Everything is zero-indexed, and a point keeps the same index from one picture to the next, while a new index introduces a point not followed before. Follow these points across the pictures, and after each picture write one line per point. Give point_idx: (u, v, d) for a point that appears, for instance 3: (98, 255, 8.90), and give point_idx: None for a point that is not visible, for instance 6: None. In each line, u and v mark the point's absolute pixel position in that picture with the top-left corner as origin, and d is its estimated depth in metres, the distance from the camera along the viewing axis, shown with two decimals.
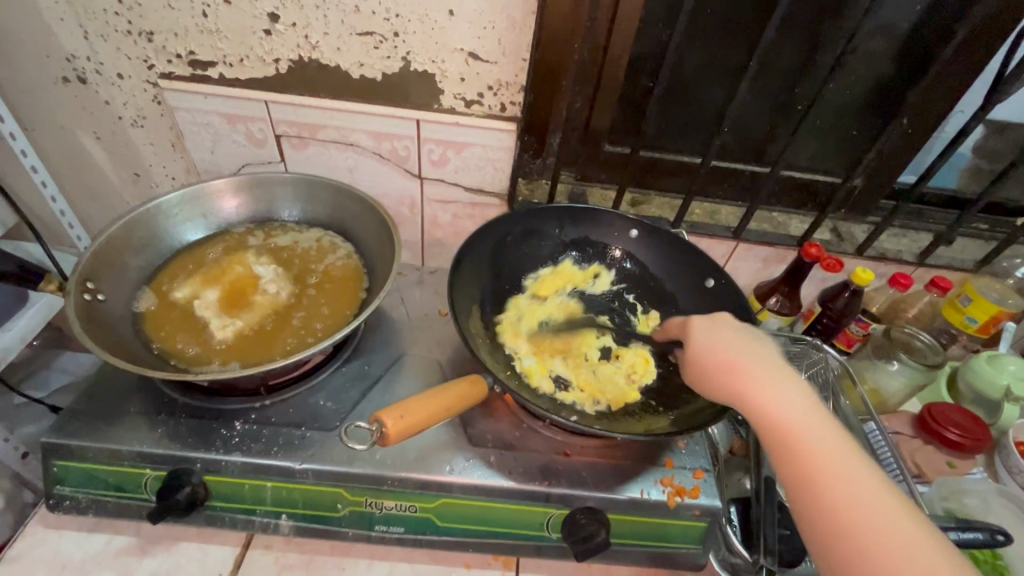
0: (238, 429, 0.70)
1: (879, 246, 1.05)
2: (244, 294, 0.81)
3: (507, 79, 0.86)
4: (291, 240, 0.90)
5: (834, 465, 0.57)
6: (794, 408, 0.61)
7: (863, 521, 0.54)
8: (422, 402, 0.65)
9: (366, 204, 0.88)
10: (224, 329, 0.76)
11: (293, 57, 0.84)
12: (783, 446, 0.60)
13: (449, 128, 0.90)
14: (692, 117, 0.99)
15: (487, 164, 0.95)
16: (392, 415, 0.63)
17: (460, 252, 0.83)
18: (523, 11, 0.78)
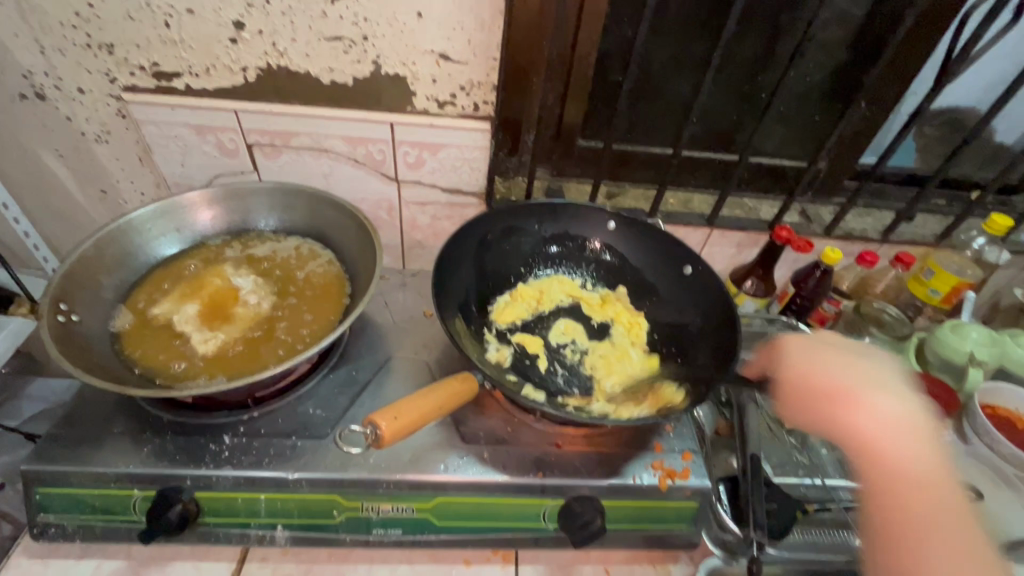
0: (227, 443, 0.70)
1: (845, 226, 1.09)
2: (224, 306, 0.80)
3: (479, 79, 0.86)
4: (269, 249, 0.89)
5: (924, 482, 0.59)
6: (888, 428, 0.62)
7: (933, 537, 0.57)
8: (415, 401, 0.66)
9: (344, 208, 0.87)
10: (207, 343, 0.75)
11: (260, 64, 0.83)
12: (870, 465, 0.62)
13: (423, 130, 0.90)
14: (661, 108, 1.01)
15: (462, 164, 0.95)
16: (386, 417, 0.63)
17: (442, 253, 0.83)
18: (491, 10, 0.79)
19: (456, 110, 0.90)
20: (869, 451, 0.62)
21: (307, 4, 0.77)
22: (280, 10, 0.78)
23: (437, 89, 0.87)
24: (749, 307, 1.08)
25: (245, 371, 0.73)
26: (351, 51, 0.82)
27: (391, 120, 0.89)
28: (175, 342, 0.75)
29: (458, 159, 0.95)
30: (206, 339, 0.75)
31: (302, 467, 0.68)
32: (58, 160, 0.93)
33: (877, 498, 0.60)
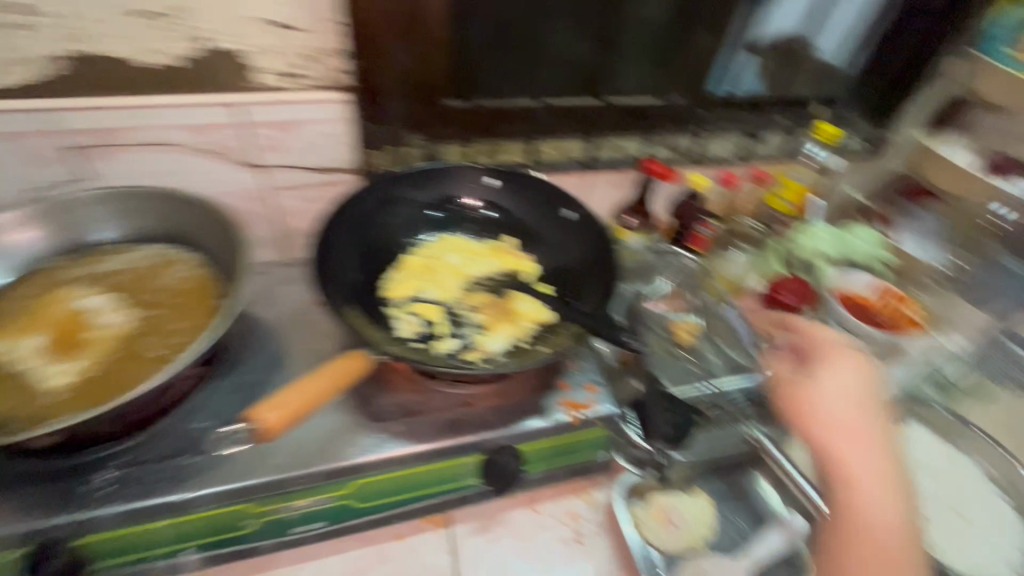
0: (106, 478, 0.63)
1: (708, 152, 1.17)
2: (72, 334, 0.71)
3: (325, 46, 0.82)
4: (120, 262, 0.80)
5: (885, 527, 0.61)
6: (872, 471, 0.64)
7: (874, 483, 0.63)
8: (293, 391, 0.67)
9: (197, 204, 0.80)
10: (59, 376, 0.66)
11: (65, 53, 0.73)
12: (845, 494, 0.64)
13: (274, 108, 0.84)
14: (524, 59, 1.01)
15: (325, 139, 0.90)
16: (265, 411, 0.64)
17: (322, 234, 0.80)
18: None
19: (307, 83, 0.84)
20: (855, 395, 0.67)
21: None
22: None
23: (280, 61, 0.81)
24: (638, 244, 1.11)
25: (108, 397, 0.65)
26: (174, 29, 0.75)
27: (237, 102, 0.82)
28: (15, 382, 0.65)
29: (321, 136, 0.90)
30: (53, 372, 0.67)
31: (198, 484, 0.63)
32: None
33: (841, 493, 0.64)
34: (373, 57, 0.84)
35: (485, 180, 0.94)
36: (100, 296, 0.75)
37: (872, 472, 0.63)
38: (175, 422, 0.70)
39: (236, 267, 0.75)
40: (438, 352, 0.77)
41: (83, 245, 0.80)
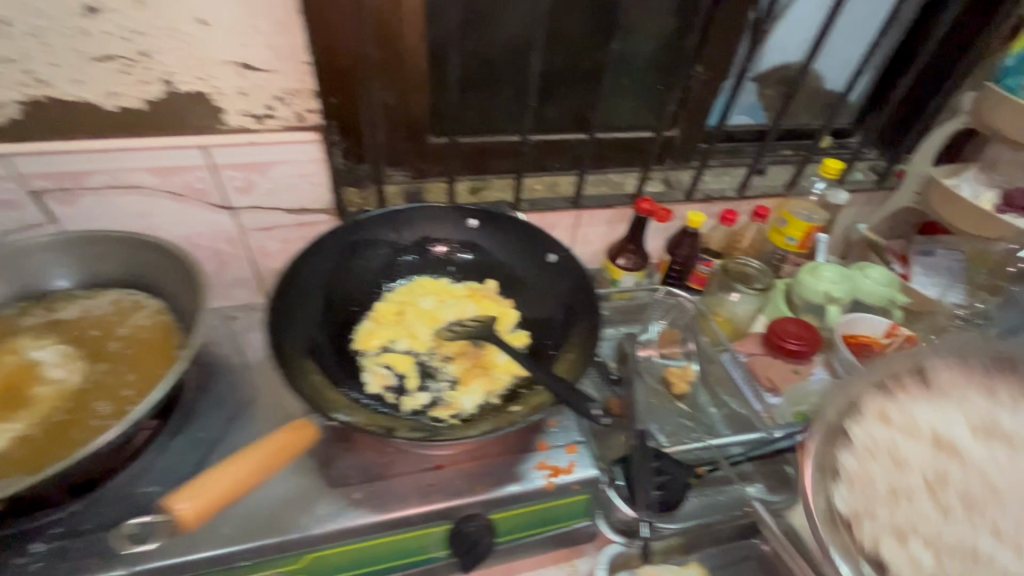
0: (41, 550, 0.60)
1: (704, 187, 1.12)
2: (15, 391, 0.67)
3: (294, 87, 0.78)
4: (77, 309, 0.77)
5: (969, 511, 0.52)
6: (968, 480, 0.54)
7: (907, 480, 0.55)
8: (223, 472, 0.63)
9: (158, 248, 0.76)
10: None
11: (20, 98, 0.70)
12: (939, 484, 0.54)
13: (243, 149, 0.81)
14: (506, 99, 0.98)
15: (299, 180, 0.87)
16: (187, 498, 0.60)
17: (281, 284, 0.76)
18: (286, 10, 0.71)
19: (275, 121, 0.81)
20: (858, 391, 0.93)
21: (59, 22, 0.65)
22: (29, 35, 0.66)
23: (247, 102, 0.78)
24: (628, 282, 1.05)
25: (46, 460, 0.61)
26: (133, 71, 0.71)
27: (204, 144, 0.79)
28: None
29: (291, 175, 0.86)
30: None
31: (138, 559, 0.59)
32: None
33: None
34: (347, 96, 0.82)
35: (467, 221, 0.91)
36: (50, 347, 0.72)
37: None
38: (121, 485, 0.65)
39: (193, 314, 0.71)
40: (405, 410, 0.72)
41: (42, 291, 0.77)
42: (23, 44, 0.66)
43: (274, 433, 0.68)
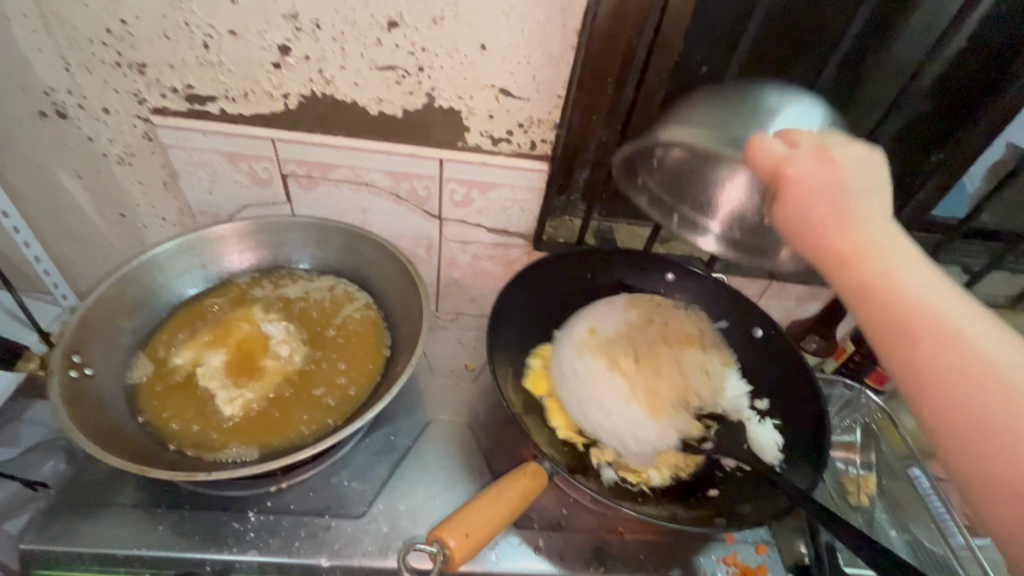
0: (253, 522, 0.63)
1: None
2: (249, 360, 0.73)
3: (539, 117, 0.79)
4: (299, 289, 0.82)
5: (939, 331, 0.42)
6: (915, 282, 0.44)
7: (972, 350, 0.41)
8: (483, 511, 0.58)
9: (384, 249, 0.79)
10: (232, 403, 0.68)
11: (304, 92, 0.76)
12: (889, 326, 0.44)
13: (475, 167, 0.83)
14: None
15: (513, 205, 0.88)
16: (456, 534, 0.56)
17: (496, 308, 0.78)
18: (562, 45, 0.72)
19: (507, 145, 0.82)
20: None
21: (362, 30, 0.70)
22: (333, 37, 0.71)
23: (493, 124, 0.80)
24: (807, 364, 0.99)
25: (274, 439, 0.66)
26: (403, 80, 0.75)
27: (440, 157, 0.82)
28: (201, 406, 0.68)
29: (506, 197, 0.88)
30: (229, 399, 0.68)
31: (340, 555, 0.61)
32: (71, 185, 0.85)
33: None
34: (575, 128, 0.80)
35: (668, 276, 0.87)
36: (276, 321, 0.77)
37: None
38: (323, 470, 0.68)
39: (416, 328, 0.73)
40: (594, 466, 0.70)
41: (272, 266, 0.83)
42: (324, 44, 0.72)
43: (518, 472, 0.63)
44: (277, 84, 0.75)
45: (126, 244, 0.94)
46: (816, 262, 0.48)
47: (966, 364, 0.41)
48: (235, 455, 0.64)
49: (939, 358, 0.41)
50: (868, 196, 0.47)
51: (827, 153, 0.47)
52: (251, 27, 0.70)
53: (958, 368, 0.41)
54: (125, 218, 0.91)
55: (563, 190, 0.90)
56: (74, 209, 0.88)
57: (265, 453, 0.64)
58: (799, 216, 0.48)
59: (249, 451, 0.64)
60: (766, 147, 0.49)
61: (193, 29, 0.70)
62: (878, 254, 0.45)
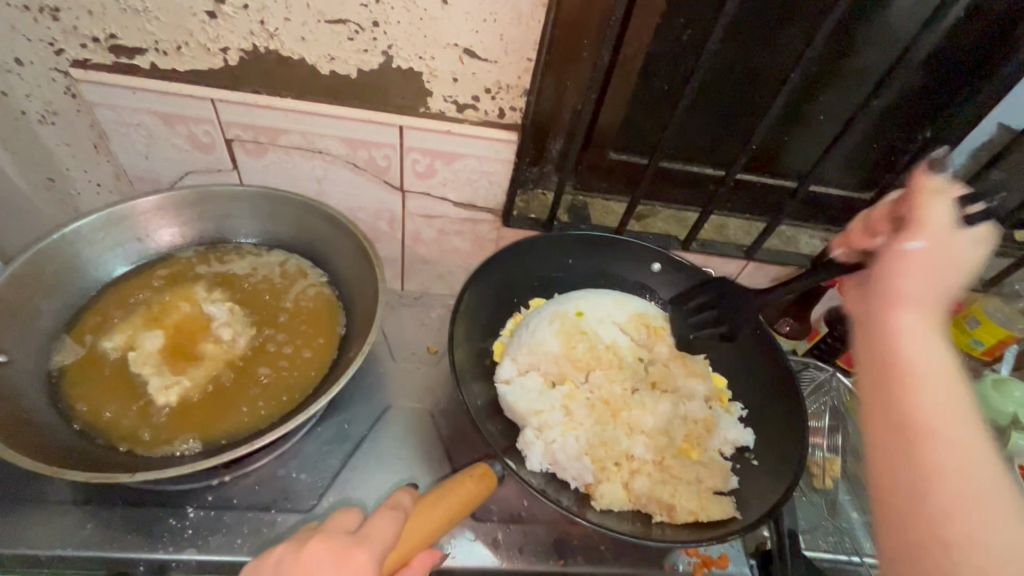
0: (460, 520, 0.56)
1: None
2: (571, 314, 0.66)
3: (873, 149, 0.80)
4: (595, 267, 0.74)
5: (907, 365, 0.40)
6: (943, 382, 0.39)
7: (937, 396, 0.39)
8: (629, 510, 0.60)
9: (703, 244, 0.82)
10: (506, 334, 0.68)
11: None
12: (883, 363, 0.41)
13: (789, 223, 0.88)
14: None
15: (801, 239, 0.88)
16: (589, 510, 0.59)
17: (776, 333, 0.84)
18: (931, 82, 0.73)
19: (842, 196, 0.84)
20: (882, 324, 0.42)
21: None
22: None
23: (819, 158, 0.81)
24: None
25: (575, 398, 0.61)
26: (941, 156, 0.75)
27: (765, 200, 0.84)
28: (509, 350, 0.64)
29: (807, 247, 0.87)
30: (537, 342, 0.63)
31: (590, 566, 0.55)
32: (304, 7, 0.58)
33: (900, 438, 0.39)
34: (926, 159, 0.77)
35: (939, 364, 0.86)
36: (597, 291, 0.69)
37: (976, 457, 0.37)
38: (580, 495, 0.57)
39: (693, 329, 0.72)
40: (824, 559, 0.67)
41: (556, 242, 0.73)
42: (720, 69, 0.70)
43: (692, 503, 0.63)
44: (640, 72, 0.70)
45: (304, 104, 0.65)
46: (879, 376, 0.41)
47: (913, 379, 0.40)
48: (534, 436, 0.58)
49: (903, 379, 0.40)
50: (967, 254, 0.43)
51: (947, 232, 0.43)
52: (841, 78, 0.72)
53: (902, 384, 0.40)
54: (331, 67, 0.63)
55: (873, 226, 0.87)
56: (268, 39, 0.61)
57: (568, 412, 0.60)
58: (899, 316, 0.42)
59: (551, 397, 0.61)
60: (932, 212, 0.44)
61: (735, 59, 0.69)
62: (940, 367, 0.40)
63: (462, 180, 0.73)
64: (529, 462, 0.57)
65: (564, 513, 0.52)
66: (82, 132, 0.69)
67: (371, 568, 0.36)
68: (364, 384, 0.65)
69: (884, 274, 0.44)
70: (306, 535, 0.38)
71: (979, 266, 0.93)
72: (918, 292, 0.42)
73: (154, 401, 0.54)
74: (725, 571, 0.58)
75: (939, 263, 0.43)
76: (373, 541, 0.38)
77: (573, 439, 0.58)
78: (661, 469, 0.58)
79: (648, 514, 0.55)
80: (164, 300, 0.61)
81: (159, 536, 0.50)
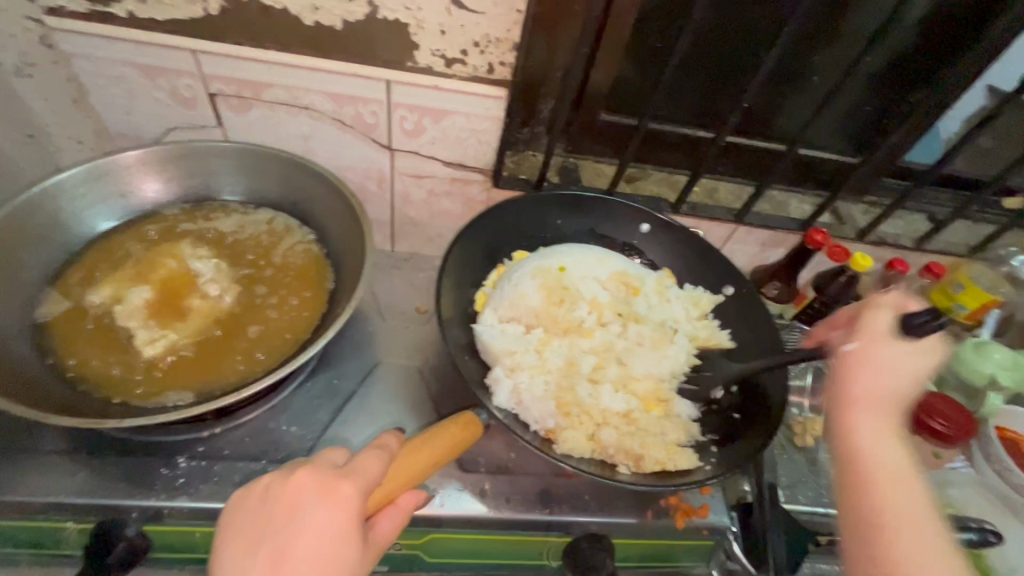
0: (448, 472, 0.57)
1: None
2: (554, 270, 0.66)
3: (866, 112, 0.79)
4: (584, 227, 0.74)
5: (865, 475, 0.45)
6: (897, 475, 0.45)
7: (892, 493, 0.44)
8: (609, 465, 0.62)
9: (694, 208, 0.82)
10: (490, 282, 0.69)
11: None
12: (851, 487, 0.46)
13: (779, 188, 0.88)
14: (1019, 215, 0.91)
15: (791, 203, 0.88)
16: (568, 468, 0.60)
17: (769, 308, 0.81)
18: (925, 43, 0.72)
19: (833, 161, 0.84)
20: (847, 443, 0.47)
21: None
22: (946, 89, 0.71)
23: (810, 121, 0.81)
24: None
25: (549, 345, 0.63)
26: (933, 117, 0.75)
27: (756, 163, 0.84)
28: (491, 301, 0.65)
29: (797, 211, 0.87)
30: (519, 295, 0.64)
31: (574, 514, 0.57)
32: None
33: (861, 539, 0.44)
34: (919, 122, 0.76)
35: None
36: (582, 250, 0.69)
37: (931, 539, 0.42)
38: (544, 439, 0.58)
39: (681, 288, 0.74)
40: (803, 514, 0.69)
41: (543, 202, 0.73)
42: (714, 24, 0.69)
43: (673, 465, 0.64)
44: (632, 28, 0.68)
45: (287, 57, 0.64)
46: (843, 494, 0.46)
47: (874, 488, 0.45)
48: (503, 374, 0.59)
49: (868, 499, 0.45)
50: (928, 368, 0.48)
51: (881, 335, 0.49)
52: (835, 38, 0.71)
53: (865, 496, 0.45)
54: (315, 17, 0.61)
55: (863, 192, 0.87)
56: None
57: (540, 359, 0.62)
58: (858, 434, 0.47)
59: (527, 343, 0.63)
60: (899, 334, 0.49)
61: (730, 14, 0.68)
62: (894, 481, 0.45)
63: (451, 139, 0.72)
64: (496, 399, 0.58)
65: (541, 455, 0.54)
66: (60, 86, 0.66)
67: (356, 501, 0.37)
68: (353, 342, 0.66)
69: (836, 375, 0.50)
70: (295, 466, 0.39)
71: (965, 233, 0.93)
72: (866, 391, 0.48)
73: (141, 353, 0.54)
74: (705, 521, 0.60)
75: (891, 371, 0.48)
76: (359, 475, 0.39)
77: (541, 384, 0.59)
78: (630, 423, 0.59)
79: (614, 464, 0.56)
80: (151, 256, 0.61)
81: (151, 484, 0.51)
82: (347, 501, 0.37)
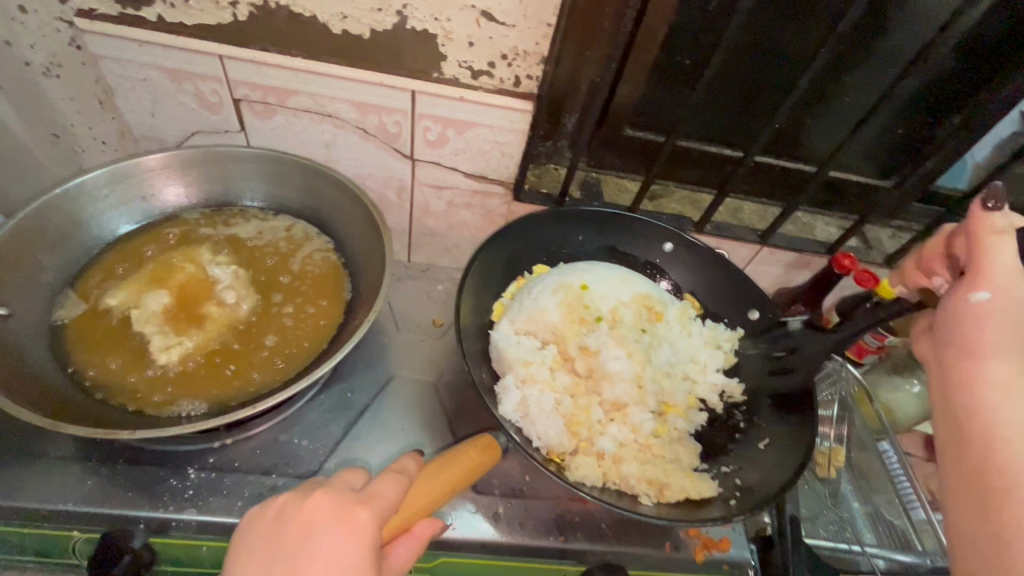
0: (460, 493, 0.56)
1: None
2: (576, 287, 0.65)
3: (898, 136, 0.77)
4: (605, 243, 0.73)
5: None
6: None
7: None
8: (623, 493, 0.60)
9: (718, 228, 0.81)
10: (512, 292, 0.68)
11: None
12: None
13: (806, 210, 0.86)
14: None
15: (818, 226, 0.86)
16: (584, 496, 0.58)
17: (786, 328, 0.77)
18: (965, 67, 0.70)
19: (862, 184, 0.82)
20: None
21: None
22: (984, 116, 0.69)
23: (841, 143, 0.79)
24: None
25: (564, 363, 0.62)
26: (969, 143, 0.72)
27: (782, 184, 0.82)
28: (509, 312, 0.64)
29: (823, 234, 0.85)
30: (539, 309, 0.62)
31: (589, 543, 0.55)
32: None
33: None
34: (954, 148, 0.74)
35: None
36: (606, 268, 0.68)
37: None
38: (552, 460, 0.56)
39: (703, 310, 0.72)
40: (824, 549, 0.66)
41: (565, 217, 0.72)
42: (746, 43, 0.67)
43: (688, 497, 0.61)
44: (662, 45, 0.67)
45: (314, 65, 0.63)
46: None
47: None
48: (513, 383, 0.58)
49: None
50: None
51: None
52: (870, 61, 0.69)
53: None
54: (343, 26, 0.61)
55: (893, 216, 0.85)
56: None
57: (552, 375, 0.60)
58: None
59: (543, 357, 0.61)
60: None
61: (763, 33, 0.66)
62: None
63: (473, 151, 0.72)
64: (502, 406, 0.56)
65: (562, 483, 0.52)
66: (88, 86, 0.67)
67: (371, 528, 0.36)
68: (369, 353, 0.65)
69: None
70: (311, 488, 0.38)
71: None
72: None
73: (155, 359, 0.54)
74: (725, 555, 0.58)
75: None
76: (376, 500, 0.38)
77: (548, 398, 0.58)
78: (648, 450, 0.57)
79: (635, 494, 0.54)
80: (169, 260, 0.60)
81: (160, 495, 0.50)
82: (362, 529, 0.36)
